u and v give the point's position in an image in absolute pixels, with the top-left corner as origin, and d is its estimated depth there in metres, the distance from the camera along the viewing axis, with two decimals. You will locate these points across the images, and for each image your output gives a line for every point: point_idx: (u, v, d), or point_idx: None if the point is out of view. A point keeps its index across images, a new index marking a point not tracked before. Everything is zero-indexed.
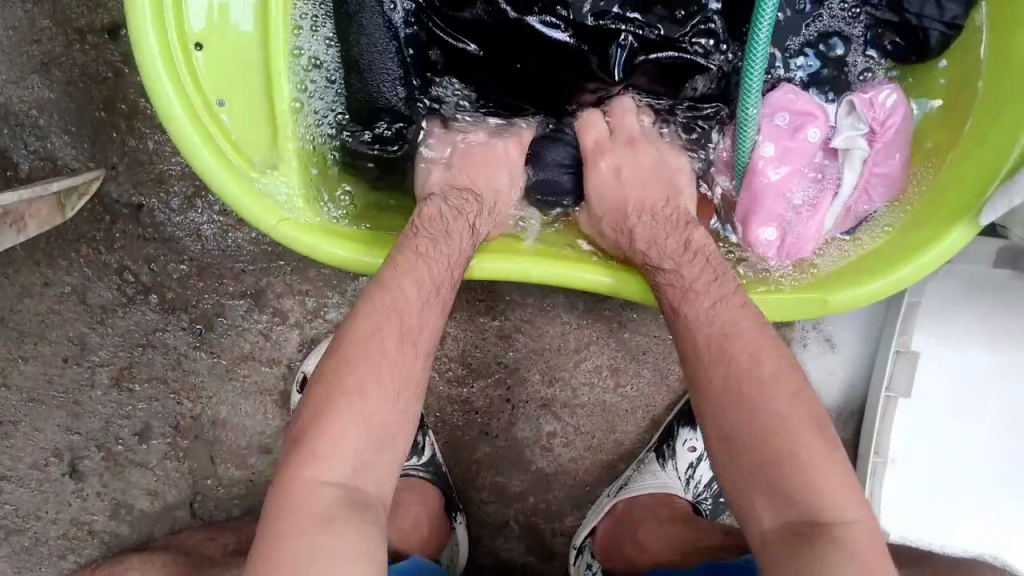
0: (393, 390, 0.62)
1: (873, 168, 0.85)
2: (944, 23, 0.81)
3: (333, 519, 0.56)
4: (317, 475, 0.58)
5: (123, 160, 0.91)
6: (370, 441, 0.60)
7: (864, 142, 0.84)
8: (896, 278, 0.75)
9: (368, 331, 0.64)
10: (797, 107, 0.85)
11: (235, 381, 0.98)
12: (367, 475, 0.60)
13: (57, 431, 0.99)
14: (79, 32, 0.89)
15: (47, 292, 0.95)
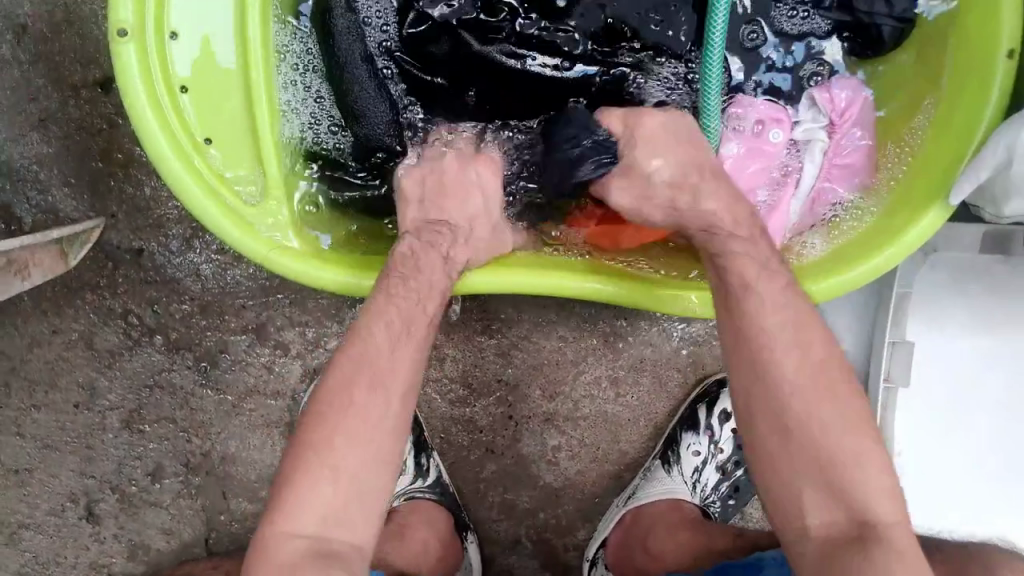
0: (384, 433, 0.65)
1: (834, 160, 0.88)
2: (894, 18, 0.86)
3: (308, 563, 0.60)
4: (287, 528, 0.61)
5: (122, 207, 0.95)
6: (342, 491, 0.62)
7: (822, 134, 0.88)
8: (873, 265, 0.77)
9: (360, 373, 0.66)
10: (761, 111, 0.88)
11: (242, 415, 1.01)
12: (339, 525, 0.62)
13: (72, 476, 1.01)
14: (74, 88, 0.93)
15: (56, 340, 0.98)
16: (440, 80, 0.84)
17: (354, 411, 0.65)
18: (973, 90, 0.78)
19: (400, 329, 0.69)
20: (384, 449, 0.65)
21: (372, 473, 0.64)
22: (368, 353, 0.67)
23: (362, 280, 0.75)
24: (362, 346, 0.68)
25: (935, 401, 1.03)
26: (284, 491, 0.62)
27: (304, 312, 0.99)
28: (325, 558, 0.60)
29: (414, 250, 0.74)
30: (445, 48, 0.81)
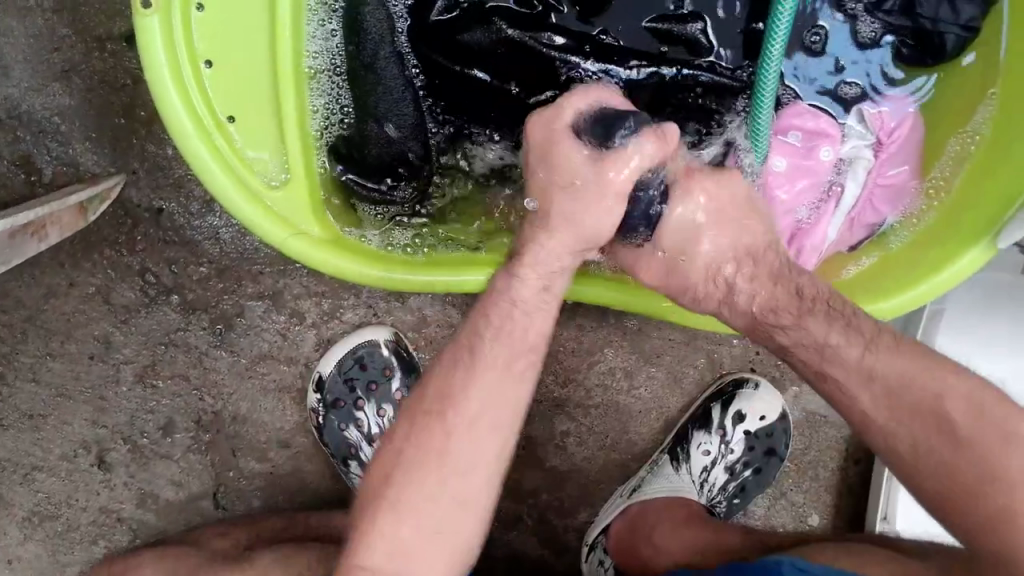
0: (426, 489, 0.66)
1: (876, 180, 0.85)
2: (960, 26, 0.80)
3: None
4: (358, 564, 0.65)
5: (143, 165, 0.93)
6: (426, 528, 0.66)
7: (869, 151, 0.85)
8: (907, 299, 0.74)
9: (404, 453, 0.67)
10: (809, 127, 0.84)
11: (254, 379, 1.01)
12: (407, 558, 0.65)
13: (84, 425, 1.02)
14: (98, 41, 0.90)
15: (73, 292, 0.98)
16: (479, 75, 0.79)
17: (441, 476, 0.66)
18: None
19: (467, 359, 0.68)
20: (461, 481, 0.67)
21: (446, 513, 0.66)
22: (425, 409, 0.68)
23: (378, 272, 0.74)
24: (434, 386, 0.69)
25: None
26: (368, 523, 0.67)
27: (322, 282, 0.99)
28: None
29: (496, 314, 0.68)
30: (479, 39, 0.78)
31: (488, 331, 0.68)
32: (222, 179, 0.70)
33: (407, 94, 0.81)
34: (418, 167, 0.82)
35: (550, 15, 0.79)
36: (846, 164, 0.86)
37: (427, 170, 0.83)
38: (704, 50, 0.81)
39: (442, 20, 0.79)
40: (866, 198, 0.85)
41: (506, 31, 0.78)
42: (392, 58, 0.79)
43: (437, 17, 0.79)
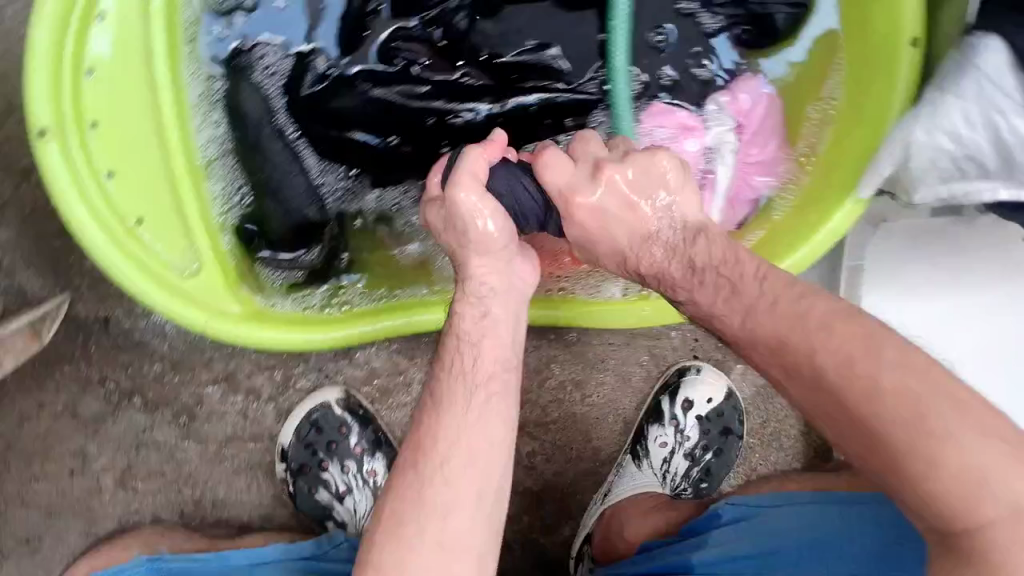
0: (463, 456, 0.65)
1: (747, 160, 0.91)
2: (787, 6, 0.89)
3: None
4: None
5: (84, 280, 1.01)
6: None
7: (732, 135, 0.87)
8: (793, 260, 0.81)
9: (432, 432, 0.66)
10: (673, 123, 0.86)
11: (226, 461, 1.06)
12: None
13: (77, 537, 1.05)
14: (23, 172, 0.99)
15: (44, 413, 1.03)
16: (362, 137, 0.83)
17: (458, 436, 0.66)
18: (879, 89, 0.81)
19: (461, 398, 0.67)
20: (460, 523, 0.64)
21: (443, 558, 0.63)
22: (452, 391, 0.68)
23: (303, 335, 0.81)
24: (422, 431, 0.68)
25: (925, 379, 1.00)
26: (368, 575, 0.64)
27: (270, 356, 1.05)
28: None
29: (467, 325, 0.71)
30: (355, 104, 0.81)
31: (481, 364, 0.69)
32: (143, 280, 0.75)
33: (295, 165, 0.83)
34: (321, 231, 0.86)
35: (414, 66, 0.82)
36: (714, 154, 0.87)
37: (329, 234, 0.86)
38: (558, 72, 0.83)
39: (315, 92, 0.82)
40: (741, 181, 0.91)
41: (371, 91, 0.81)
42: (274, 136, 0.82)
43: (310, 89, 0.81)
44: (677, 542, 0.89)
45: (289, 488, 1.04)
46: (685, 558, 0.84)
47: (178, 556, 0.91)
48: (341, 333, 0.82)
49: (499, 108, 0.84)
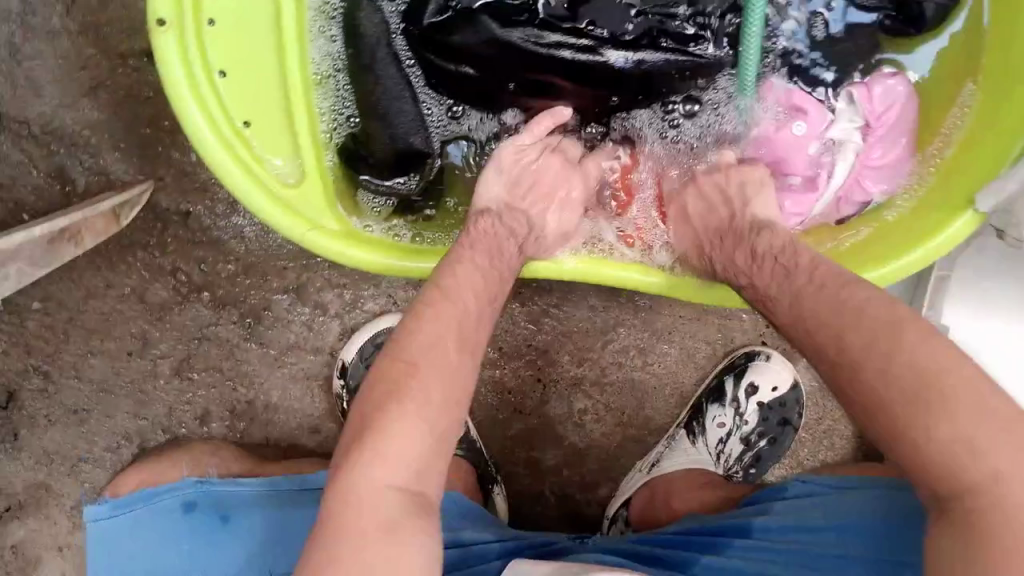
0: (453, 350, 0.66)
1: (866, 162, 0.85)
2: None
3: (404, 520, 0.57)
4: (380, 478, 0.58)
5: (169, 171, 0.98)
6: (427, 446, 0.60)
7: (858, 134, 0.85)
8: (891, 267, 0.77)
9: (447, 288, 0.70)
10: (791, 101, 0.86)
11: (283, 369, 1.07)
12: (425, 479, 0.60)
13: (127, 418, 1.07)
14: (121, 56, 0.95)
15: (110, 294, 1.03)
16: (467, 69, 0.84)
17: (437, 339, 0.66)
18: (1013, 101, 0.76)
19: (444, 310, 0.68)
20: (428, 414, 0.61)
21: (421, 454, 0.60)
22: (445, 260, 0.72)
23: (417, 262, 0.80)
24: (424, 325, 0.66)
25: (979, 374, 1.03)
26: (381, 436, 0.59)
27: (342, 275, 1.04)
28: (417, 511, 0.58)
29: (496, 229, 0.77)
30: (470, 39, 0.82)
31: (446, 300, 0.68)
32: (250, 191, 0.76)
33: (406, 93, 0.84)
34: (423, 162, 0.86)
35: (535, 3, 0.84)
36: (836, 148, 0.85)
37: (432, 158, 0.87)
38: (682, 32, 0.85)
39: (436, 21, 0.83)
40: (854, 179, 0.85)
41: (493, 30, 0.83)
42: (388, 59, 0.83)
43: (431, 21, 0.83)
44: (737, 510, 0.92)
45: (342, 404, 1.05)
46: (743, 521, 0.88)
47: (224, 480, 0.88)
48: (589, 270, 0.80)
49: (624, 61, 0.85)
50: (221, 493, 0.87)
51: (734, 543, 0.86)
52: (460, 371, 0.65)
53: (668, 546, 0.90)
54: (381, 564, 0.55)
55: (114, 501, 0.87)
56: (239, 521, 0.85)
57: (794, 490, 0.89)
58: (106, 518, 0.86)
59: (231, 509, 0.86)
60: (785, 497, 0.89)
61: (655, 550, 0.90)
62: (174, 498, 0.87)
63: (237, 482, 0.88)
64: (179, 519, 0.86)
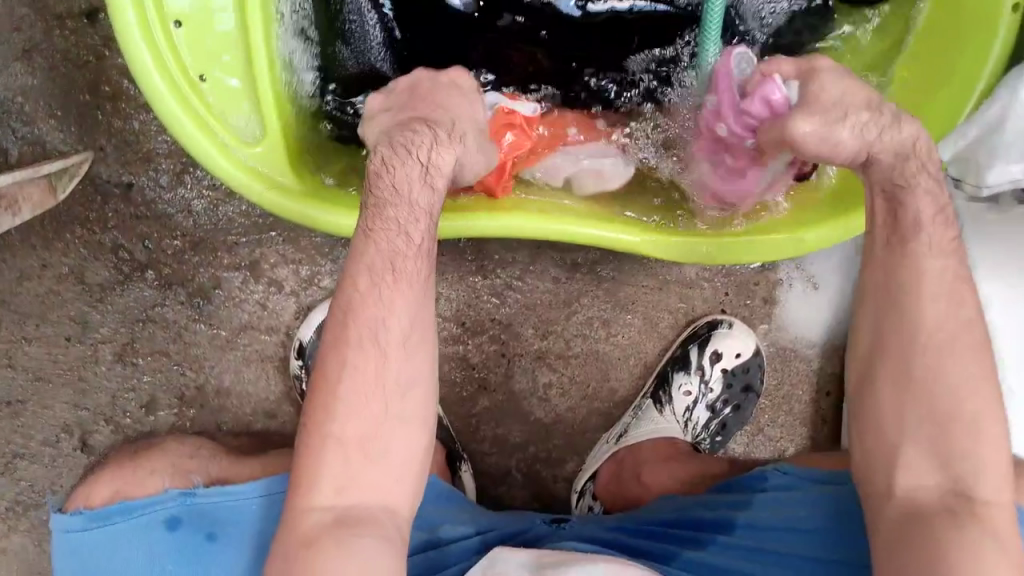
0: (392, 389, 0.66)
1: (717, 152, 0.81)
2: None
3: (331, 535, 0.62)
4: (306, 501, 0.63)
5: (111, 141, 0.94)
6: (360, 451, 0.64)
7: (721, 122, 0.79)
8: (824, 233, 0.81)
9: (364, 311, 0.66)
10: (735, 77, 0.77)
11: (236, 350, 1.01)
12: (356, 487, 0.64)
13: (66, 408, 1.01)
14: (58, 17, 0.92)
15: (45, 274, 0.97)
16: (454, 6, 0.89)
17: (372, 376, 0.65)
18: (975, 47, 0.78)
19: (388, 277, 0.67)
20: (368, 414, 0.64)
21: (354, 459, 0.64)
22: (381, 265, 0.67)
23: None
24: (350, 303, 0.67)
25: None
26: (309, 444, 0.64)
27: (298, 250, 0.99)
28: (349, 526, 0.62)
29: (386, 159, 0.70)
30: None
31: (367, 280, 0.67)
32: (209, 151, 0.72)
33: (371, 17, 0.89)
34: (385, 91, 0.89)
35: None
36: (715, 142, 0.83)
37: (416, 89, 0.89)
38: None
39: None
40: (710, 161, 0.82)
41: None
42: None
43: None
44: (719, 498, 0.86)
45: (302, 386, 0.99)
46: (721, 516, 0.83)
47: (209, 491, 0.80)
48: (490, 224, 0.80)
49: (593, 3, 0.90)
50: (203, 505, 0.79)
51: (717, 540, 0.81)
52: (400, 369, 0.66)
53: (640, 539, 0.85)
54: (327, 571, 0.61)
55: (88, 514, 0.79)
56: (226, 540, 0.79)
57: (775, 481, 0.82)
58: (81, 531, 0.79)
59: (220, 525, 0.79)
60: (765, 488, 0.82)
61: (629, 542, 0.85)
62: (156, 514, 0.79)
63: (226, 492, 0.79)
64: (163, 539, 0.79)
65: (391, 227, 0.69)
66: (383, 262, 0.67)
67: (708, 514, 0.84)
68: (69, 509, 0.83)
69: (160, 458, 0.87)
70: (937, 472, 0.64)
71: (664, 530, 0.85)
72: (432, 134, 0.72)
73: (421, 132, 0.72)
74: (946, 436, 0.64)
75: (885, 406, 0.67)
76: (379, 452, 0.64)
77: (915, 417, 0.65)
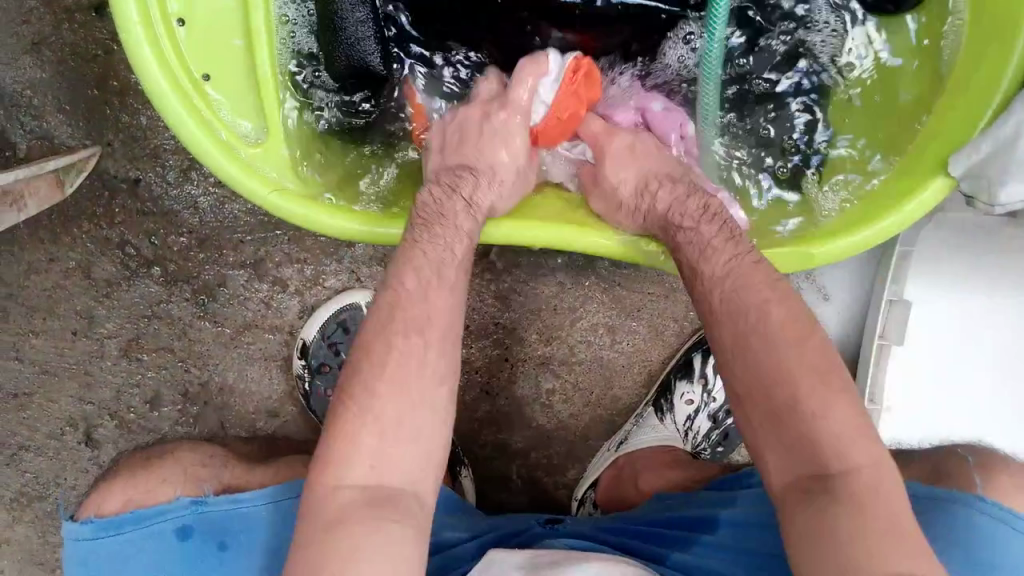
0: (428, 378, 0.64)
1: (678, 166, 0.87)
2: None
3: (365, 512, 0.59)
4: (336, 479, 0.60)
5: (118, 136, 0.95)
6: (397, 432, 0.62)
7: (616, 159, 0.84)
8: (867, 235, 0.77)
9: (407, 307, 0.66)
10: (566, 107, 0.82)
11: (240, 348, 1.01)
12: (388, 468, 0.61)
13: (71, 401, 1.01)
14: (68, 12, 0.92)
15: (53, 268, 0.98)
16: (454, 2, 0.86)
17: (411, 364, 0.64)
18: (993, 59, 0.75)
19: (431, 274, 0.68)
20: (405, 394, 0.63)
21: (393, 436, 0.62)
22: (425, 268, 0.68)
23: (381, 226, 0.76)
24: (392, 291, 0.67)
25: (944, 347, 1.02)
26: (340, 424, 0.62)
27: (302, 249, 0.99)
28: (382, 506, 0.60)
29: (436, 195, 0.73)
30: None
31: (410, 275, 0.68)
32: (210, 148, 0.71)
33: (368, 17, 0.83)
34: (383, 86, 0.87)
35: None
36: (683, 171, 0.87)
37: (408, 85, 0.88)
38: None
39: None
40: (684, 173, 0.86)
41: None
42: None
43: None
44: (705, 496, 0.87)
45: (303, 387, 0.99)
46: (709, 515, 0.83)
47: (220, 499, 0.80)
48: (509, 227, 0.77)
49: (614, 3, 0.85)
50: (214, 512, 0.79)
51: (704, 540, 0.81)
52: (437, 358, 0.65)
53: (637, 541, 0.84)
54: (362, 547, 0.57)
55: (97, 523, 0.78)
56: (238, 548, 0.79)
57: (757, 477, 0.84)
58: (90, 540, 0.79)
59: (230, 534, 0.80)
60: (750, 486, 0.83)
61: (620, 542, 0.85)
62: (167, 523, 0.79)
63: (236, 499, 0.79)
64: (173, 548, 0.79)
65: (437, 241, 0.71)
66: (428, 261, 0.69)
67: (699, 513, 0.84)
68: (81, 516, 0.82)
69: (171, 463, 0.86)
70: (800, 461, 0.59)
71: (656, 528, 0.85)
72: (474, 180, 0.75)
73: (463, 177, 0.75)
74: (781, 421, 0.60)
75: (738, 410, 0.63)
76: (411, 436, 0.62)
77: (761, 409, 0.61)
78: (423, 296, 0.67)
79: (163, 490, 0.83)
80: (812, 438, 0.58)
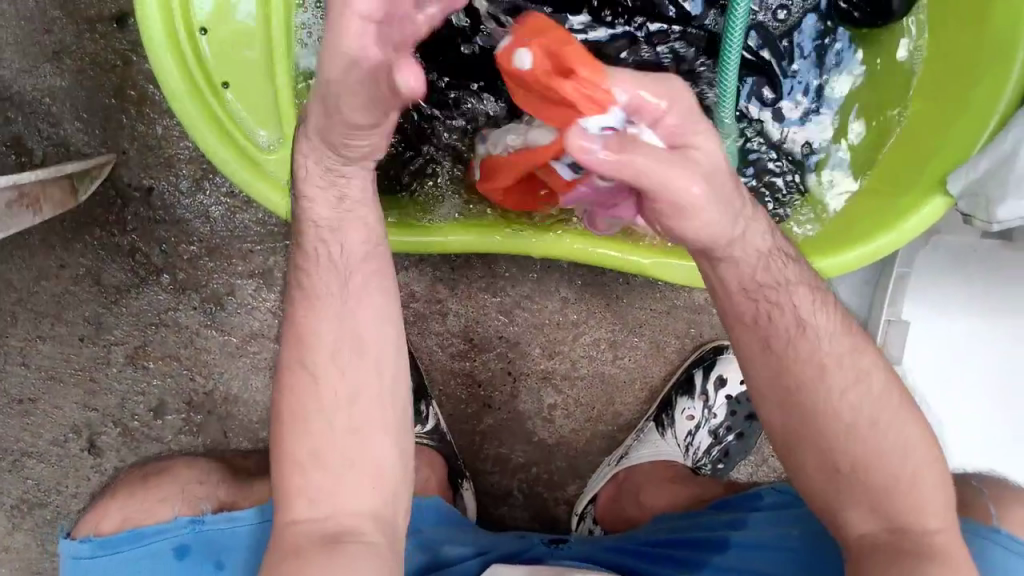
0: (360, 398, 0.63)
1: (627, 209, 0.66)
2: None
3: (316, 546, 0.59)
4: (291, 521, 0.61)
5: (133, 145, 0.97)
6: (338, 460, 0.62)
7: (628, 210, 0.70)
8: (870, 249, 0.79)
9: (314, 334, 0.64)
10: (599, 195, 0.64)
11: (245, 358, 1.02)
12: (338, 498, 0.61)
13: (76, 408, 1.02)
14: (89, 23, 0.94)
15: (63, 275, 0.99)
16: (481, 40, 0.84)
17: (324, 397, 0.62)
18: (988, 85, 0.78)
19: (331, 294, 0.64)
20: (344, 418, 0.62)
21: (336, 460, 0.62)
22: (316, 283, 0.64)
23: None
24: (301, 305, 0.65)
25: (944, 371, 1.03)
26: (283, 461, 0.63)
27: None
28: (336, 536, 0.60)
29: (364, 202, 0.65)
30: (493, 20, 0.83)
31: (309, 299, 0.65)
32: (228, 155, 0.73)
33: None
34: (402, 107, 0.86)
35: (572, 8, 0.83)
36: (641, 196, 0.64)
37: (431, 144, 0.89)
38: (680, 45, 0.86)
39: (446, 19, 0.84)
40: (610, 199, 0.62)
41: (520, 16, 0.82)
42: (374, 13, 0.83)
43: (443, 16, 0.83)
44: (710, 518, 0.87)
45: None
46: (719, 536, 0.83)
47: (217, 518, 0.79)
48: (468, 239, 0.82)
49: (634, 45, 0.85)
50: (213, 533, 0.79)
51: (712, 563, 0.81)
52: (372, 376, 0.64)
53: (640, 562, 0.85)
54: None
55: (94, 542, 0.78)
56: (233, 567, 0.78)
57: (769, 499, 0.84)
58: (90, 558, 0.78)
59: (227, 552, 0.79)
60: (759, 507, 0.84)
61: (623, 564, 0.86)
62: (165, 542, 0.79)
63: (231, 518, 0.79)
64: (172, 567, 0.78)
65: (329, 250, 0.65)
66: (327, 255, 0.65)
67: (706, 536, 0.84)
68: (76, 534, 0.82)
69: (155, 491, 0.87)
70: (876, 516, 0.62)
71: (658, 552, 0.86)
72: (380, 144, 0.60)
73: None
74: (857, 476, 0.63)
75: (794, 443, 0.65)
76: (349, 465, 0.62)
77: (833, 463, 0.63)
78: (335, 323, 0.63)
79: (159, 510, 0.82)
80: (879, 488, 0.62)
